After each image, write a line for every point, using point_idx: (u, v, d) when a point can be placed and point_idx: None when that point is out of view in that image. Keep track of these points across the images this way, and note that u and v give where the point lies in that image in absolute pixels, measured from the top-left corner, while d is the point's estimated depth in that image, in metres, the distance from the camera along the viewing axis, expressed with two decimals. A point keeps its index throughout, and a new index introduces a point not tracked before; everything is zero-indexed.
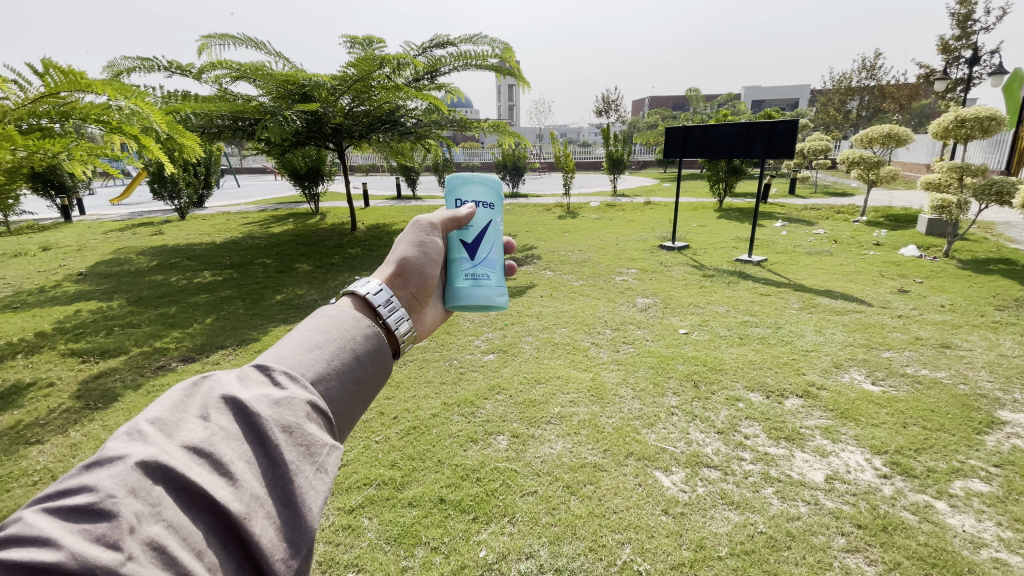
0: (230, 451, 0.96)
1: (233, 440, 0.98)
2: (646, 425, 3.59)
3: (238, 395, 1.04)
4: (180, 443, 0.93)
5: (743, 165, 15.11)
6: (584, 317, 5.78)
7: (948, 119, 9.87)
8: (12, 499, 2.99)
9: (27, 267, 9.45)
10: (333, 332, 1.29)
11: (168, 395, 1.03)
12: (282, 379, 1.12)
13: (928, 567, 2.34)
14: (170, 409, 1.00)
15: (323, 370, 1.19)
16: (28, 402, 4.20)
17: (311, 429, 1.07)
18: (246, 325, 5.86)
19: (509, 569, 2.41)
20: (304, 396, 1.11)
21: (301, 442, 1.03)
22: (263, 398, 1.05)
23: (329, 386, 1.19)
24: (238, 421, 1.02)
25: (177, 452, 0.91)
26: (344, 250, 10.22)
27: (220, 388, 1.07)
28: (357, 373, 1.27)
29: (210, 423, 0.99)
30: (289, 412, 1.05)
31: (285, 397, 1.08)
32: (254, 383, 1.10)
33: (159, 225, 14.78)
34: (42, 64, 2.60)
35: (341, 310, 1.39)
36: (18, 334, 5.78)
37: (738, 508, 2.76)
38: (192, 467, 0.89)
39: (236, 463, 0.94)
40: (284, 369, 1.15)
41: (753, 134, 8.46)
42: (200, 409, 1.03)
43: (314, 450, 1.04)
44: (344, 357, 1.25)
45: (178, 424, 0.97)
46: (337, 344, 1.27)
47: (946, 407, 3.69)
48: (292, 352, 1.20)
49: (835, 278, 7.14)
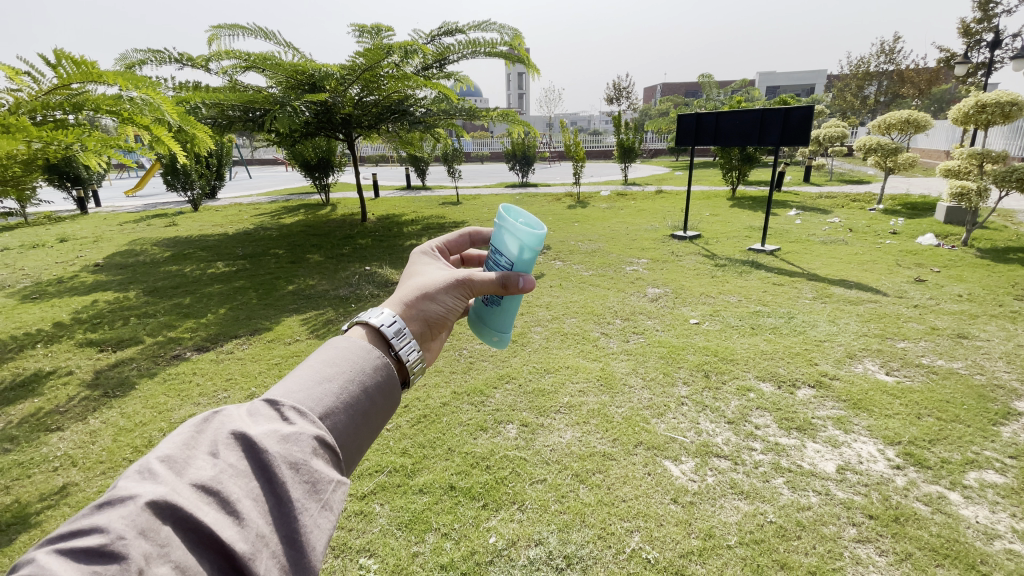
0: (237, 488, 0.90)
1: (241, 477, 0.93)
2: (656, 414, 3.58)
3: (247, 430, 0.99)
4: (188, 481, 0.88)
5: (756, 152, 14.87)
6: (594, 307, 5.76)
7: (969, 104, 9.60)
8: (34, 485, 3.08)
9: (45, 259, 9.64)
10: (344, 363, 1.20)
11: (178, 430, 0.98)
12: (290, 414, 1.05)
13: (939, 558, 2.32)
14: (180, 443, 0.96)
15: (332, 405, 1.11)
16: (48, 390, 4.31)
17: (319, 466, 1.01)
18: (259, 315, 5.94)
19: (518, 556, 2.44)
20: (313, 430, 1.04)
21: (308, 479, 0.97)
22: (271, 432, 0.99)
23: (338, 419, 1.10)
24: (246, 457, 0.97)
25: (185, 491, 0.86)
26: (355, 240, 10.27)
27: (229, 422, 1.02)
28: (367, 406, 1.18)
29: (218, 460, 0.93)
30: (296, 448, 0.98)
31: (294, 431, 1.01)
32: (263, 416, 1.04)
33: (173, 216, 14.98)
34: (54, 55, 2.62)
35: (351, 340, 1.28)
36: (37, 324, 5.91)
37: (748, 498, 2.76)
38: (199, 506, 0.85)
39: (243, 501, 0.89)
40: (292, 404, 1.07)
41: (767, 120, 8.31)
42: (210, 444, 0.97)
43: (321, 487, 0.98)
44: (353, 390, 1.16)
45: (187, 460, 0.92)
46: (347, 376, 1.18)
47: (962, 398, 3.64)
48: (301, 383, 1.13)
49: (850, 267, 7.03)
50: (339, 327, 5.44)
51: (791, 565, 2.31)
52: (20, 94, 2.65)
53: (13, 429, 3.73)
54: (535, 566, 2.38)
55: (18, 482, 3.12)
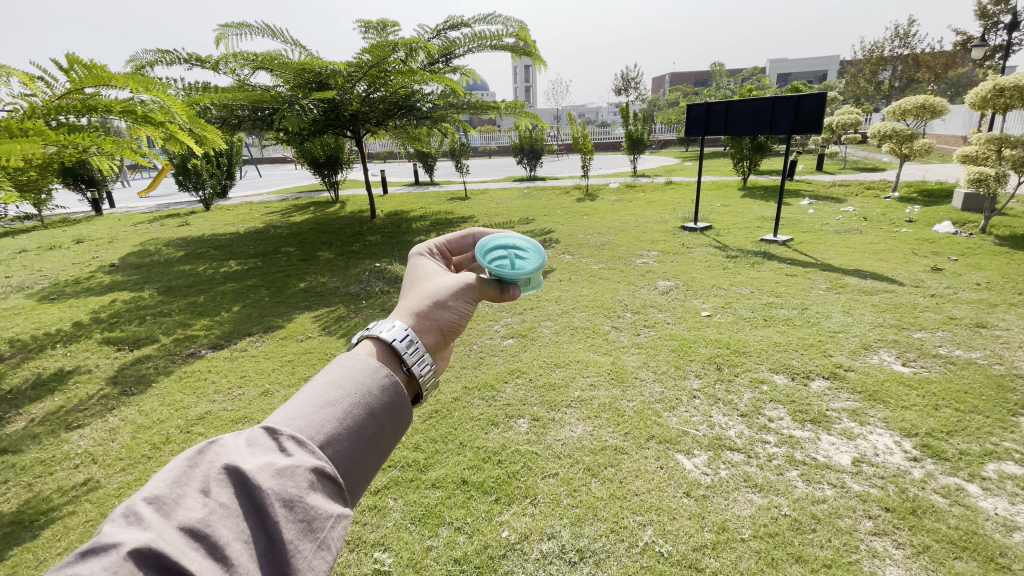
0: (227, 531, 0.89)
1: (231, 518, 0.91)
2: (668, 408, 3.56)
3: (240, 465, 0.97)
4: (177, 524, 0.86)
5: (767, 141, 14.65)
6: (604, 301, 5.74)
7: (986, 88, 9.35)
8: (56, 482, 3.16)
9: (62, 260, 9.81)
10: (347, 386, 1.18)
11: (169, 465, 0.97)
12: (288, 445, 1.03)
13: (958, 551, 2.29)
14: (171, 481, 0.94)
15: (335, 431, 1.08)
16: (68, 389, 4.40)
17: (316, 501, 0.98)
18: (271, 312, 5.99)
19: (532, 550, 2.45)
20: (310, 462, 1.01)
21: (303, 518, 0.94)
22: (266, 467, 0.97)
23: (340, 447, 1.08)
24: (238, 494, 0.95)
25: (173, 536, 0.84)
26: (364, 237, 10.33)
27: (224, 455, 1.00)
28: (374, 430, 1.14)
29: (209, 498, 0.92)
30: (291, 484, 0.96)
31: (290, 465, 0.99)
32: (261, 448, 1.03)
33: (185, 216, 15.17)
34: (66, 60, 2.66)
35: (360, 358, 1.26)
36: (56, 324, 6.03)
37: (762, 491, 2.74)
38: (186, 552, 0.83)
39: (233, 545, 0.88)
40: (292, 433, 1.05)
41: (778, 109, 8.18)
42: (201, 481, 0.95)
43: (317, 526, 0.96)
44: (358, 413, 1.13)
45: (176, 500, 0.91)
46: (352, 400, 1.15)
47: (980, 388, 3.57)
48: (303, 409, 1.10)
49: (864, 257, 6.92)
50: (350, 324, 5.46)
51: (807, 559, 2.30)
52: (35, 99, 2.68)
53: (34, 427, 3.81)
54: (548, 560, 2.39)
55: (41, 479, 3.19)
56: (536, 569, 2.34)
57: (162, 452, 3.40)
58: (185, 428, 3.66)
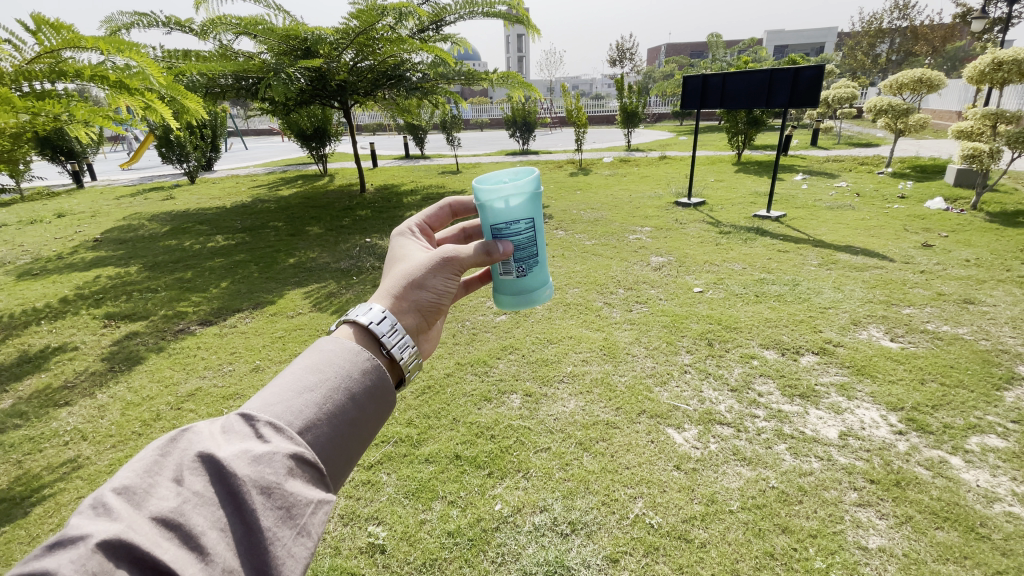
0: (202, 519, 0.86)
1: (207, 506, 0.88)
2: (659, 383, 3.59)
3: (215, 452, 0.94)
4: (149, 513, 0.84)
5: (763, 116, 14.47)
6: (597, 277, 5.72)
7: (984, 62, 9.25)
8: (44, 459, 3.13)
9: (44, 234, 9.58)
10: (326, 371, 1.15)
11: (141, 454, 0.93)
12: (265, 432, 1.00)
13: (939, 521, 2.35)
14: (143, 470, 0.91)
15: (313, 417, 1.06)
16: (55, 366, 4.35)
17: (295, 488, 0.96)
18: (261, 288, 5.91)
19: (524, 522, 2.48)
20: (287, 448, 0.99)
21: (282, 504, 0.92)
22: (241, 454, 0.94)
23: (319, 432, 1.06)
24: (213, 483, 0.92)
25: (144, 526, 0.82)
26: (354, 211, 10.15)
27: (197, 443, 0.96)
28: (353, 414, 1.13)
29: (182, 487, 0.89)
30: (269, 470, 0.93)
31: (267, 452, 0.96)
32: (236, 434, 0.99)
33: (170, 190, 14.81)
34: (32, 22, 2.51)
35: (338, 343, 1.24)
36: (40, 300, 5.92)
37: (750, 464, 2.79)
38: (158, 542, 0.81)
39: (208, 533, 0.85)
40: (268, 419, 1.03)
41: (775, 82, 8.05)
42: (175, 469, 0.92)
43: (297, 512, 0.94)
44: (337, 399, 1.12)
45: (149, 489, 0.88)
46: (331, 384, 1.13)
47: (966, 363, 3.62)
48: (279, 395, 1.08)
49: (856, 233, 6.93)
50: (342, 300, 5.40)
51: (792, 529, 2.35)
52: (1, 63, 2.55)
53: (21, 405, 3.77)
54: (541, 532, 2.44)
55: (30, 456, 3.17)
56: (529, 541, 2.38)
57: (152, 429, 3.38)
58: (176, 405, 3.63)
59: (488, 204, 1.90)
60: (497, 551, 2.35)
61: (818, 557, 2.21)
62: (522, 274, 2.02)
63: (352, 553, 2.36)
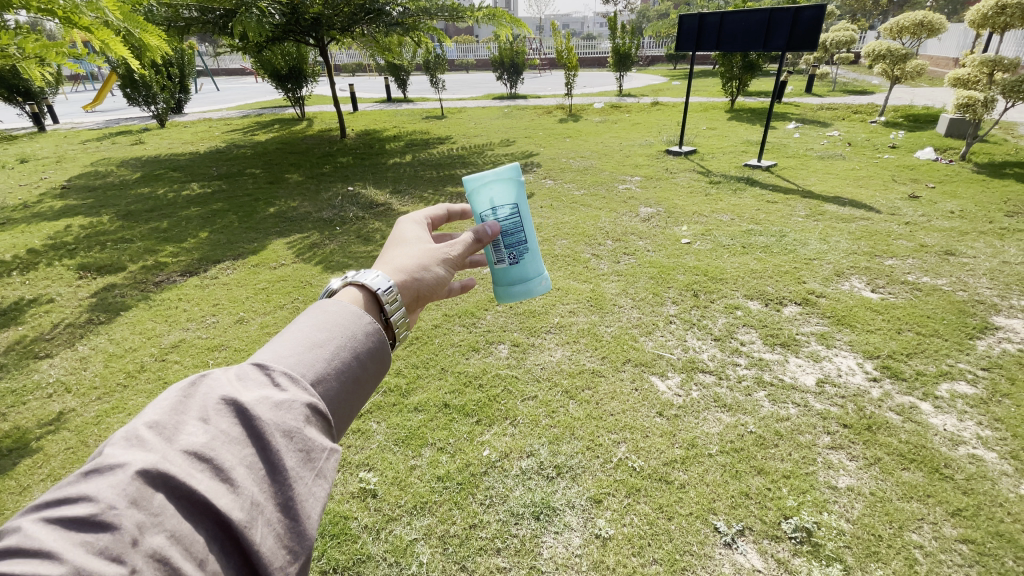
0: (230, 456, 0.84)
1: (233, 446, 0.86)
2: (645, 333, 3.64)
3: (238, 397, 0.92)
4: (177, 448, 0.82)
5: (759, 60, 14.00)
6: (586, 228, 5.66)
7: (988, 5, 8.94)
8: (29, 411, 3.12)
9: (7, 181, 9.12)
10: (336, 327, 1.13)
11: (160, 397, 0.90)
12: (283, 379, 0.98)
13: (906, 462, 2.48)
14: (166, 409, 0.88)
15: (326, 369, 1.05)
16: (32, 318, 4.25)
17: (313, 433, 0.95)
18: (241, 238, 5.75)
19: (511, 467, 2.57)
20: (305, 397, 0.98)
21: (302, 447, 0.91)
22: (263, 399, 0.93)
23: (331, 385, 1.05)
24: (239, 423, 0.90)
25: (176, 457, 0.80)
26: (335, 158, 9.78)
27: (217, 387, 0.94)
28: (359, 372, 1.12)
29: (209, 425, 0.87)
30: (290, 416, 0.92)
31: (286, 399, 0.95)
32: (254, 381, 0.97)
33: (139, 134, 14.07)
34: None
35: (343, 302, 1.22)
36: (10, 251, 5.70)
37: (730, 410, 2.88)
38: (190, 475, 0.79)
39: (237, 469, 0.83)
40: (284, 368, 1.00)
41: (774, 23, 7.72)
42: (197, 411, 0.90)
43: (315, 456, 0.93)
44: (347, 354, 1.10)
45: (175, 427, 0.86)
46: (341, 340, 1.12)
47: (942, 313, 3.72)
48: (292, 347, 1.06)
49: (845, 184, 6.89)
50: (325, 251, 5.29)
51: (768, 471, 2.47)
52: None
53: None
54: (527, 475, 2.52)
55: (14, 408, 3.15)
56: (517, 484, 2.47)
57: (138, 380, 3.35)
58: (160, 357, 3.59)
59: (475, 196, 1.93)
60: (485, 494, 2.43)
61: (790, 495, 2.33)
62: (514, 261, 2.02)
63: (344, 498, 2.42)
